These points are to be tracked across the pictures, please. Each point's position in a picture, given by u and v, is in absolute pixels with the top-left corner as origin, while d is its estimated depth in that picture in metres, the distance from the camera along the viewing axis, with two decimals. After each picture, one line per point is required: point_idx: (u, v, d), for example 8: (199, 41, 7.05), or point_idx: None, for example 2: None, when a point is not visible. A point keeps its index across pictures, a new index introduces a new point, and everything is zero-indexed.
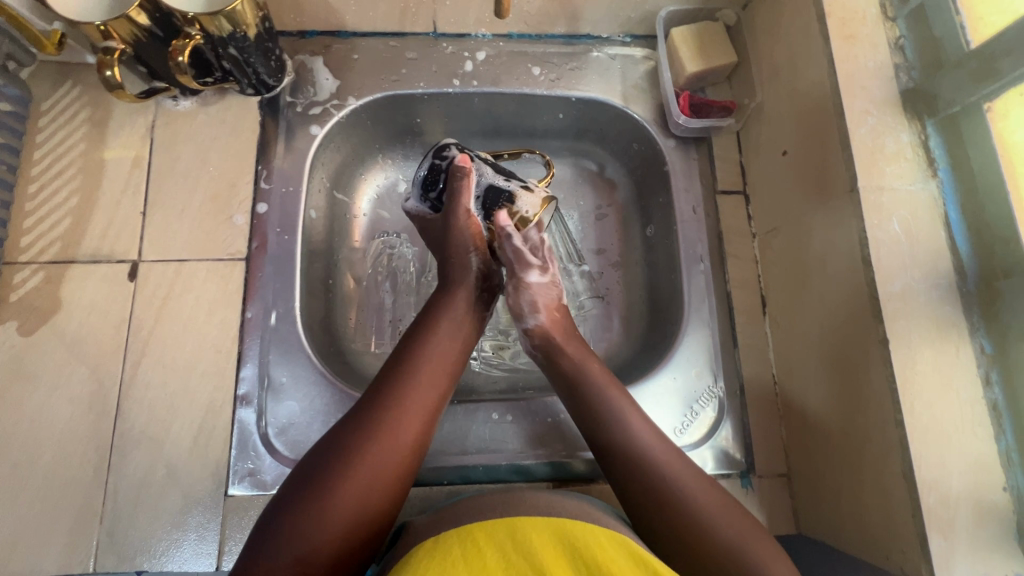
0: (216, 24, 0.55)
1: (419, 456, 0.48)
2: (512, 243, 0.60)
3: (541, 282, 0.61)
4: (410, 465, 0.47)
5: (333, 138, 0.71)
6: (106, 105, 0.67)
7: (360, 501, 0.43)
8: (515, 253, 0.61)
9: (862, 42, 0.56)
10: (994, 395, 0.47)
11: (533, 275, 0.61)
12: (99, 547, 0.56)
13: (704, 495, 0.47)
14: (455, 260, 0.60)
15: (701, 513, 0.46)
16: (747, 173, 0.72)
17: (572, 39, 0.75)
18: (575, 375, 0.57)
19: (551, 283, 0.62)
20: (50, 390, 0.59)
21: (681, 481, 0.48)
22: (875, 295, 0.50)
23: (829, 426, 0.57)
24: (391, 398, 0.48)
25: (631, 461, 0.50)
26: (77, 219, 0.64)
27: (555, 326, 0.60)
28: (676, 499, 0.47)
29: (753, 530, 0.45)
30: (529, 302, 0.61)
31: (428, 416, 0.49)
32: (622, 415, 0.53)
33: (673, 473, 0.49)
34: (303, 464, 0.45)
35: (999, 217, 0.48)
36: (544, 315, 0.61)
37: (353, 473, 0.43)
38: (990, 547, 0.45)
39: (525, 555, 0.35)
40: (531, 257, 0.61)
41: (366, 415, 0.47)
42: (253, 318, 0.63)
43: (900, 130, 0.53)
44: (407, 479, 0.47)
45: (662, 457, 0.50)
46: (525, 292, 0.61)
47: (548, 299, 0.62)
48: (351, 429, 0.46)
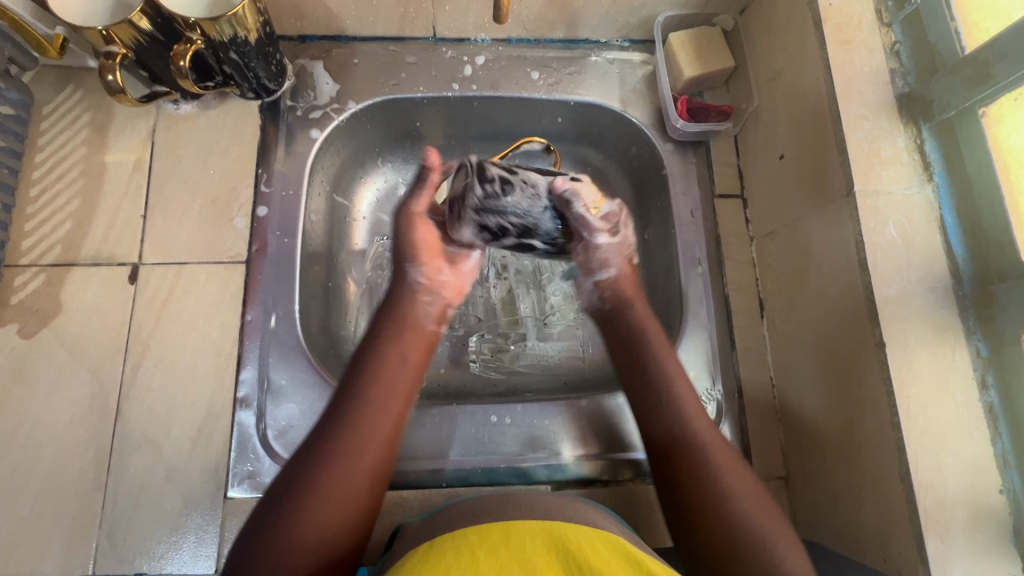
0: (218, 29, 0.55)
1: (388, 464, 0.47)
2: (576, 211, 0.54)
3: (609, 243, 0.58)
4: (380, 477, 0.46)
5: (333, 141, 0.72)
6: (108, 108, 0.68)
7: (330, 521, 0.42)
8: (580, 219, 0.55)
9: (858, 47, 0.56)
10: (990, 398, 0.48)
11: (603, 237, 0.57)
12: (99, 549, 0.56)
13: (734, 481, 0.47)
14: (404, 262, 0.58)
15: (724, 486, 0.46)
16: (745, 177, 0.72)
17: (570, 44, 0.75)
18: (630, 327, 0.57)
19: (621, 242, 0.59)
20: (51, 392, 0.59)
21: (708, 441, 0.49)
22: (871, 299, 0.50)
23: (827, 429, 0.57)
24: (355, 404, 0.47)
25: (668, 420, 0.51)
26: (78, 222, 0.64)
27: (625, 279, 0.60)
28: (702, 471, 0.47)
29: (778, 522, 0.45)
30: (600, 260, 0.59)
31: (394, 425, 0.48)
32: (667, 375, 0.54)
33: (706, 444, 0.49)
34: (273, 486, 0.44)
35: (994, 221, 0.49)
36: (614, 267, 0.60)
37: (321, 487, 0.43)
38: (987, 549, 0.45)
39: (517, 559, 0.35)
40: (596, 222, 0.55)
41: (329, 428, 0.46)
42: (253, 321, 0.64)
43: (895, 135, 0.53)
44: (380, 484, 0.46)
45: (697, 422, 0.50)
46: (595, 253, 0.58)
47: (616, 252, 0.59)
48: (315, 450, 0.45)
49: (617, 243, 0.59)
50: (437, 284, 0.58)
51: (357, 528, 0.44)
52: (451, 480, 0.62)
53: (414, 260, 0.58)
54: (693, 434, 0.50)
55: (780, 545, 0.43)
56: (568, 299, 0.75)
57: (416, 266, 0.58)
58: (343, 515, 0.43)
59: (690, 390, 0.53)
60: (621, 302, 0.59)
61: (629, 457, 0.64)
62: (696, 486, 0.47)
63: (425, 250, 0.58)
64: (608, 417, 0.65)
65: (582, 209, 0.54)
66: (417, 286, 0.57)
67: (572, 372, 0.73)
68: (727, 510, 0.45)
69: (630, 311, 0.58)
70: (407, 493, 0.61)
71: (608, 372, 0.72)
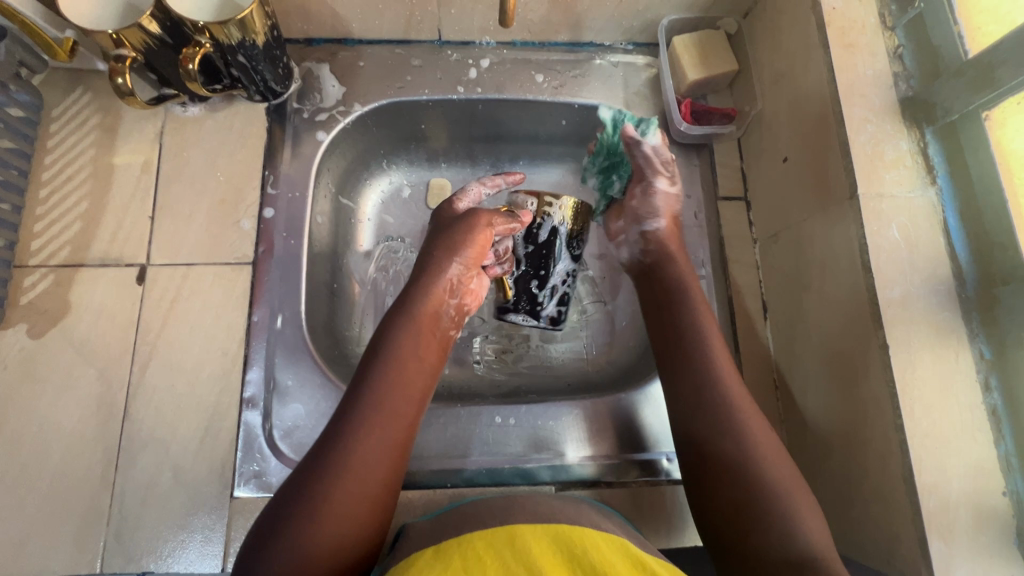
0: (226, 32, 0.56)
1: (403, 457, 0.49)
2: (642, 150, 0.66)
3: (667, 189, 0.67)
4: (396, 468, 0.48)
5: (339, 143, 0.72)
6: (117, 111, 0.68)
7: (352, 510, 0.44)
8: (646, 159, 0.67)
9: (861, 51, 0.56)
10: (993, 400, 0.48)
11: (660, 183, 0.67)
12: (107, 547, 0.57)
13: (760, 438, 0.50)
14: (441, 260, 0.60)
15: (749, 440, 0.50)
16: (747, 179, 0.72)
17: (574, 47, 0.76)
18: (673, 288, 0.62)
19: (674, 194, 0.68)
20: (59, 392, 0.60)
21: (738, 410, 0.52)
22: (875, 301, 0.50)
23: (830, 431, 0.57)
24: (375, 400, 0.49)
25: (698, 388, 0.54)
26: (87, 223, 0.65)
27: (670, 235, 0.66)
28: (728, 427, 0.51)
29: (796, 481, 0.48)
30: (652, 206, 0.67)
31: (406, 420, 0.51)
32: (706, 336, 0.57)
33: (736, 403, 0.52)
34: (292, 479, 0.46)
35: (997, 224, 0.49)
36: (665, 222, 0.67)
37: (346, 481, 0.44)
38: (990, 550, 0.46)
39: (524, 563, 0.36)
40: (659, 164, 0.67)
41: (351, 420, 0.48)
42: (259, 321, 0.64)
43: (899, 138, 0.54)
44: (398, 481, 0.49)
45: (728, 380, 0.54)
46: (650, 197, 0.67)
47: (670, 209, 0.67)
48: (333, 441, 0.47)
49: (674, 194, 0.68)
50: (462, 288, 0.61)
51: (375, 523, 0.46)
52: (455, 480, 0.62)
53: (456, 261, 0.60)
54: (724, 392, 0.53)
55: (796, 502, 0.47)
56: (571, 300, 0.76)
57: (455, 267, 0.60)
58: (362, 511, 0.45)
59: (724, 354, 0.56)
60: (665, 257, 0.65)
61: (643, 458, 0.64)
62: (725, 441, 0.50)
63: (472, 252, 0.60)
64: (613, 417, 0.65)
65: (652, 150, 0.67)
66: (447, 286, 0.60)
67: (576, 373, 0.74)
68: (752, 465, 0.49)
69: (672, 275, 0.63)
70: (413, 493, 0.60)
71: (611, 373, 0.73)
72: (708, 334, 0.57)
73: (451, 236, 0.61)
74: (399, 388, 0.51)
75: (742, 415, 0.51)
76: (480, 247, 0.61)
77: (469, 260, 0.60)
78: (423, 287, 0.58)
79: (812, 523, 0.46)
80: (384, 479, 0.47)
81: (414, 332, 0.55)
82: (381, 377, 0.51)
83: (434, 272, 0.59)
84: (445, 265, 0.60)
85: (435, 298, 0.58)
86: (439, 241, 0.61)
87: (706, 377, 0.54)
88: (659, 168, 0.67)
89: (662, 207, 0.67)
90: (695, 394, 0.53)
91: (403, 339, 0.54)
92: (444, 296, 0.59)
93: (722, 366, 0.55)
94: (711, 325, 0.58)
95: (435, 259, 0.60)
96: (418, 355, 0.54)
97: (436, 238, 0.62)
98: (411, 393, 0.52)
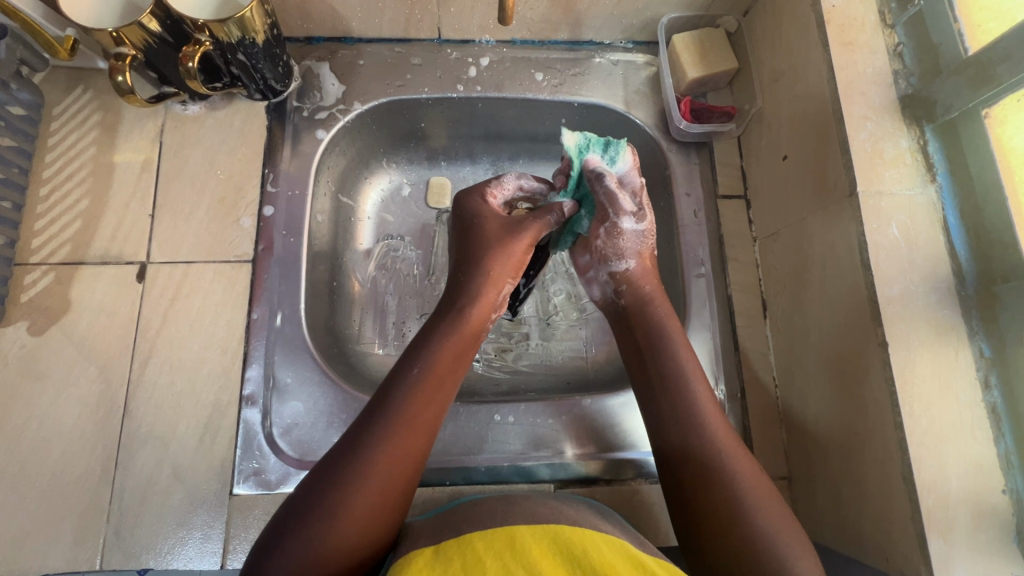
0: (226, 31, 0.56)
1: (422, 467, 0.49)
2: (605, 185, 0.58)
3: (635, 229, 0.60)
4: (415, 478, 0.48)
5: (338, 142, 0.72)
6: (117, 109, 0.69)
7: (368, 517, 0.44)
8: (608, 195, 0.58)
9: (861, 49, 0.56)
10: (993, 398, 0.48)
11: (628, 221, 0.60)
12: (107, 544, 0.57)
13: (749, 481, 0.49)
14: (487, 273, 0.57)
15: (740, 483, 0.48)
16: (747, 178, 0.72)
17: (574, 45, 0.76)
18: (653, 334, 0.58)
19: (646, 231, 0.61)
20: (59, 389, 0.60)
21: (721, 453, 0.50)
22: (875, 299, 0.50)
23: (829, 430, 0.57)
24: (407, 409, 0.49)
25: (684, 429, 0.52)
26: (87, 221, 0.65)
27: (643, 275, 0.61)
28: (717, 472, 0.49)
29: (786, 520, 0.47)
30: (618, 248, 0.61)
31: (431, 432, 0.50)
32: (688, 382, 0.54)
33: (724, 449, 0.50)
34: (313, 475, 0.46)
35: (997, 221, 0.49)
36: (635, 263, 0.61)
37: (369, 487, 0.44)
38: (990, 549, 0.46)
39: (524, 564, 0.36)
40: (625, 202, 0.59)
41: (381, 427, 0.47)
42: (258, 320, 0.64)
43: (899, 136, 0.53)
44: (415, 491, 0.48)
45: (712, 425, 0.52)
46: (616, 239, 0.60)
47: (638, 247, 0.61)
48: (358, 445, 0.46)
49: (642, 232, 0.61)
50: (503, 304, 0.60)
51: (390, 529, 0.46)
52: (455, 478, 0.62)
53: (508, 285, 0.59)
54: (710, 436, 0.51)
55: (786, 542, 0.46)
56: (570, 299, 0.76)
57: (505, 288, 0.59)
58: (379, 519, 0.45)
59: (709, 398, 0.54)
60: (641, 301, 0.60)
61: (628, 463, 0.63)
62: (714, 487, 0.48)
63: (517, 271, 0.59)
64: (612, 418, 0.65)
65: (612, 185, 0.58)
66: (492, 301, 0.58)
67: (575, 371, 0.74)
68: (742, 509, 0.47)
69: (653, 318, 0.59)
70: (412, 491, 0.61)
71: (611, 371, 0.73)
72: (691, 376, 0.55)
73: (504, 248, 0.58)
74: (432, 401, 0.50)
75: (729, 461, 0.49)
76: (521, 264, 0.59)
77: (513, 278, 0.59)
78: (470, 296, 0.56)
79: (804, 561, 0.45)
80: (403, 490, 0.47)
81: (455, 343, 0.54)
82: (415, 386, 0.50)
83: (472, 278, 0.57)
84: (498, 282, 0.58)
85: (479, 311, 0.57)
86: (492, 250, 0.58)
87: (688, 422, 0.52)
88: (623, 207, 0.59)
89: (630, 249, 0.61)
90: (681, 438, 0.52)
91: (443, 350, 0.53)
92: (489, 311, 0.58)
93: (707, 413, 0.52)
94: (693, 366, 0.56)
95: (484, 270, 0.57)
96: (455, 369, 0.53)
97: (488, 245, 0.58)
98: (438, 404, 0.51)
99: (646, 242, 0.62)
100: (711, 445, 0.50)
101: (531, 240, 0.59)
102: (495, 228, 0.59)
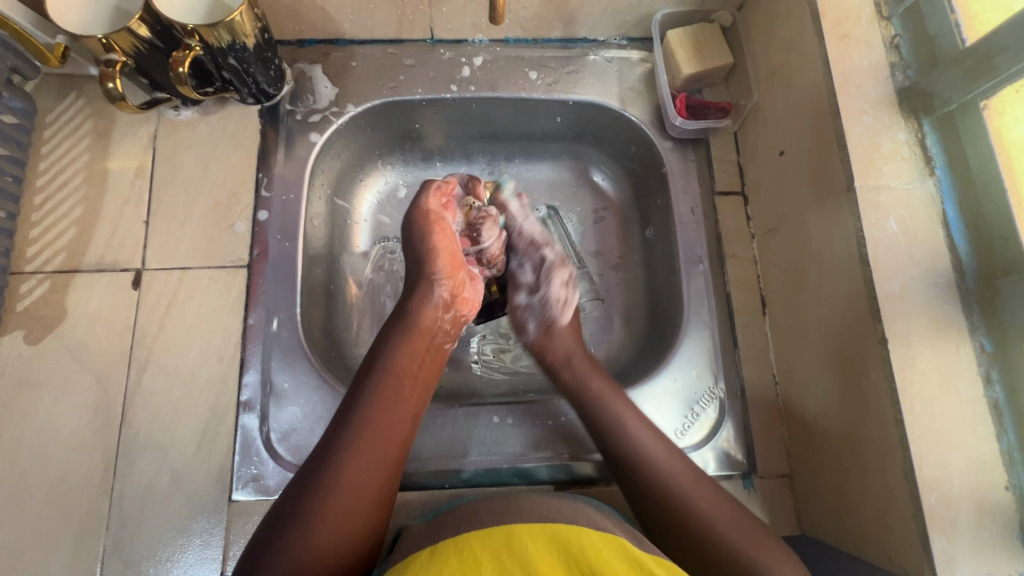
0: (216, 35, 0.56)
1: (398, 472, 0.49)
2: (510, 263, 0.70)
3: (529, 301, 0.68)
4: (391, 483, 0.48)
5: (332, 145, 0.72)
6: (110, 116, 0.68)
7: (346, 524, 0.44)
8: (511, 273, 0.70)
9: (857, 41, 0.55)
10: (995, 393, 0.47)
11: (523, 294, 0.69)
12: (106, 552, 0.57)
13: (696, 493, 0.50)
14: (426, 281, 0.60)
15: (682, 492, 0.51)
16: (744, 174, 0.72)
17: (568, 43, 0.75)
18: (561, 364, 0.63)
19: (544, 301, 0.67)
20: (57, 398, 0.60)
21: (672, 470, 0.52)
22: (873, 295, 0.50)
23: (830, 427, 0.57)
24: (371, 412, 0.49)
25: (623, 438, 0.55)
26: (82, 229, 0.65)
27: (546, 337, 0.66)
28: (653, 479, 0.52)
29: (752, 531, 0.48)
30: (523, 320, 0.68)
31: (401, 438, 0.50)
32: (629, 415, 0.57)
33: (664, 461, 0.53)
34: (289, 490, 0.46)
35: (997, 216, 0.48)
36: (535, 331, 0.67)
37: (342, 491, 0.44)
38: (994, 547, 0.45)
39: (522, 564, 0.35)
40: (523, 275, 0.69)
41: (348, 432, 0.48)
42: (255, 325, 0.64)
43: (896, 129, 0.53)
44: (392, 496, 0.48)
45: (648, 437, 0.55)
46: (517, 310, 0.69)
47: (541, 316, 0.67)
48: (327, 457, 0.46)
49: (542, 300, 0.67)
50: (457, 302, 0.61)
51: (371, 539, 0.45)
52: (454, 480, 0.62)
53: (437, 278, 0.60)
54: (645, 451, 0.54)
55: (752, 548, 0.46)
56: None
57: (439, 286, 0.60)
58: (357, 521, 0.45)
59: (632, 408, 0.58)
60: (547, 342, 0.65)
61: None
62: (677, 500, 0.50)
63: (446, 263, 0.60)
64: None
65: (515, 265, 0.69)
66: (435, 306, 0.59)
67: None
68: (698, 512, 0.49)
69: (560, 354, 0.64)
70: (411, 494, 0.61)
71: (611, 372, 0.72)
72: (598, 393, 0.59)
73: (420, 246, 0.60)
74: (393, 402, 0.51)
75: (670, 470, 0.52)
76: (452, 256, 0.61)
77: (446, 274, 0.60)
78: (415, 307, 0.58)
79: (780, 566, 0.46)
80: (378, 493, 0.47)
81: (411, 345, 0.56)
82: (376, 393, 0.51)
83: (421, 296, 0.59)
84: (428, 284, 0.60)
85: (431, 315, 0.59)
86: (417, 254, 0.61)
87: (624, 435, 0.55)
88: (517, 282, 0.69)
89: (531, 320, 0.67)
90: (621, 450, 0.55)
91: (399, 354, 0.54)
92: (438, 312, 0.59)
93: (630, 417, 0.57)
94: (603, 387, 0.59)
95: (418, 282, 0.60)
96: (414, 371, 0.54)
97: (415, 253, 0.61)
98: (405, 407, 0.52)
99: (551, 311, 0.67)
100: (645, 461, 0.53)
101: (440, 228, 0.61)
102: (413, 232, 0.61)
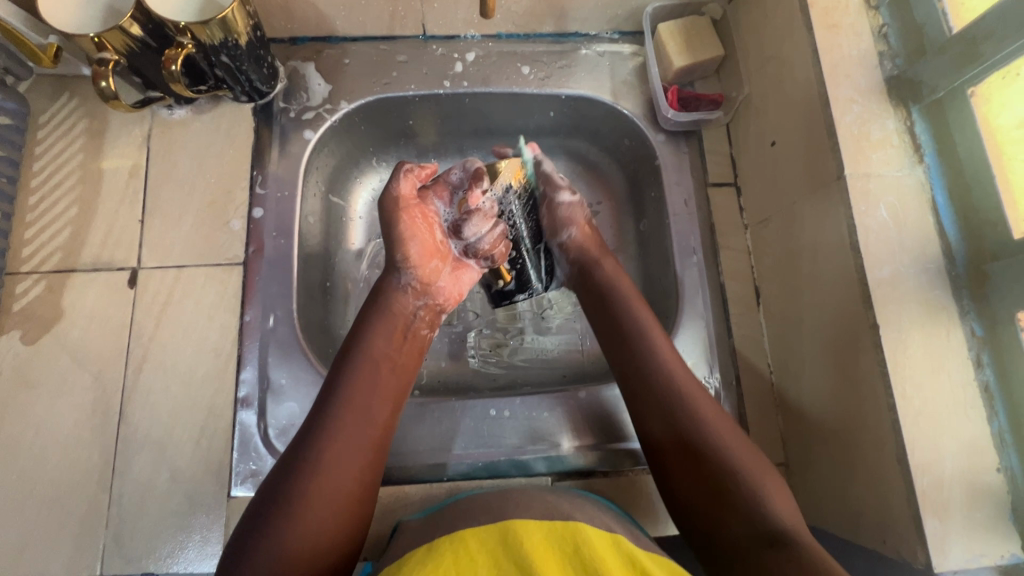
0: (208, 32, 0.56)
1: (378, 459, 0.50)
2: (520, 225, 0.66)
3: (554, 209, 0.66)
4: (371, 471, 0.49)
5: (327, 142, 0.72)
6: (103, 115, 0.68)
7: (327, 513, 0.45)
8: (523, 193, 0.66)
9: (846, 31, 0.56)
10: (985, 376, 0.48)
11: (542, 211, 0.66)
12: (106, 549, 0.57)
13: (720, 433, 0.51)
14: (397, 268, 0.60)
15: (710, 431, 0.51)
16: (736, 165, 0.72)
17: (560, 38, 0.75)
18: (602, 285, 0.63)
19: (563, 206, 0.66)
20: (54, 398, 0.60)
21: (695, 409, 0.53)
22: (864, 282, 0.50)
23: (824, 414, 0.57)
24: (349, 396, 0.51)
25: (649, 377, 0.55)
26: (77, 229, 0.65)
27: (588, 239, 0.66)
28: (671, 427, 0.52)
29: (770, 479, 0.49)
30: (550, 231, 0.67)
31: (378, 426, 0.51)
32: (651, 340, 0.57)
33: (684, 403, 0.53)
34: (273, 473, 0.47)
35: (985, 201, 0.49)
36: (575, 230, 0.66)
37: (320, 483, 0.46)
38: (985, 528, 0.46)
39: (515, 560, 0.36)
40: (537, 192, 0.66)
41: (326, 417, 0.49)
42: (251, 321, 0.64)
43: (885, 118, 0.53)
44: (374, 484, 0.49)
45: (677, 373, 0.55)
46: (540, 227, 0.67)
47: (569, 217, 0.66)
48: (302, 451, 0.47)
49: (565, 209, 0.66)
50: (429, 288, 0.62)
51: (355, 526, 0.47)
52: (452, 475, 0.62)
53: (407, 266, 0.60)
54: (672, 388, 0.54)
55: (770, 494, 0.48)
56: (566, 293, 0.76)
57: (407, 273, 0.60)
58: (339, 509, 0.46)
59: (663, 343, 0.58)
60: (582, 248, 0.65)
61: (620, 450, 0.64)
62: (684, 456, 0.51)
63: (422, 249, 0.60)
64: (602, 409, 0.65)
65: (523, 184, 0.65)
66: (409, 295, 0.60)
67: (571, 364, 0.74)
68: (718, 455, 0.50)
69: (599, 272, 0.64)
70: (410, 488, 0.61)
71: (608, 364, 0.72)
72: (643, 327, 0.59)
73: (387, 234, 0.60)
74: (369, 391, 0.52)
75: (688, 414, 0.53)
76: (427, 244, 0.60)
77: (417, 262, 0.60)
78: (389, 296, 0.59)
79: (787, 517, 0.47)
80: (357, 482, 0.48)
81: (388, 328, 0.57)
82: (350, 384, 0.52)
83: (392, 287, 0.59)
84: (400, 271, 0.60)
85: (404, 301, 0.60)
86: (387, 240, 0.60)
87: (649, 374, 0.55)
88: (535, 201, 0.66)
89: (562, 223, 0.66)
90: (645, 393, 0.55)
91: (373, 343, 0.55)
92: (411, 299, 0.60)
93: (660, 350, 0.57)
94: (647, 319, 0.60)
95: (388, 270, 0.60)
96: (388, 360, 0.55)
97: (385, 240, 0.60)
98: (380, 394, 0.53)
99: (569, 214, 0.66)
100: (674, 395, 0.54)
101: (410, 215, 0.59)
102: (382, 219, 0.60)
